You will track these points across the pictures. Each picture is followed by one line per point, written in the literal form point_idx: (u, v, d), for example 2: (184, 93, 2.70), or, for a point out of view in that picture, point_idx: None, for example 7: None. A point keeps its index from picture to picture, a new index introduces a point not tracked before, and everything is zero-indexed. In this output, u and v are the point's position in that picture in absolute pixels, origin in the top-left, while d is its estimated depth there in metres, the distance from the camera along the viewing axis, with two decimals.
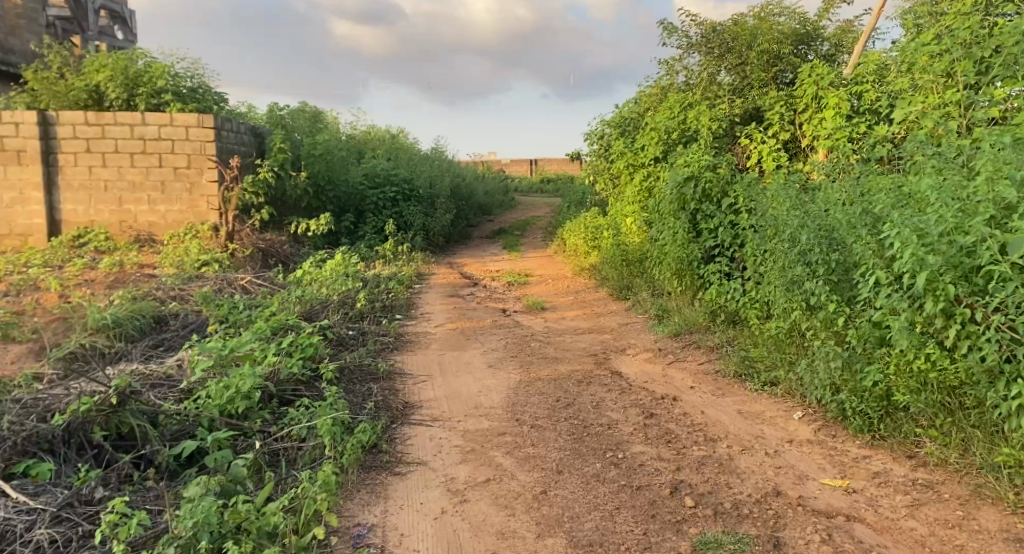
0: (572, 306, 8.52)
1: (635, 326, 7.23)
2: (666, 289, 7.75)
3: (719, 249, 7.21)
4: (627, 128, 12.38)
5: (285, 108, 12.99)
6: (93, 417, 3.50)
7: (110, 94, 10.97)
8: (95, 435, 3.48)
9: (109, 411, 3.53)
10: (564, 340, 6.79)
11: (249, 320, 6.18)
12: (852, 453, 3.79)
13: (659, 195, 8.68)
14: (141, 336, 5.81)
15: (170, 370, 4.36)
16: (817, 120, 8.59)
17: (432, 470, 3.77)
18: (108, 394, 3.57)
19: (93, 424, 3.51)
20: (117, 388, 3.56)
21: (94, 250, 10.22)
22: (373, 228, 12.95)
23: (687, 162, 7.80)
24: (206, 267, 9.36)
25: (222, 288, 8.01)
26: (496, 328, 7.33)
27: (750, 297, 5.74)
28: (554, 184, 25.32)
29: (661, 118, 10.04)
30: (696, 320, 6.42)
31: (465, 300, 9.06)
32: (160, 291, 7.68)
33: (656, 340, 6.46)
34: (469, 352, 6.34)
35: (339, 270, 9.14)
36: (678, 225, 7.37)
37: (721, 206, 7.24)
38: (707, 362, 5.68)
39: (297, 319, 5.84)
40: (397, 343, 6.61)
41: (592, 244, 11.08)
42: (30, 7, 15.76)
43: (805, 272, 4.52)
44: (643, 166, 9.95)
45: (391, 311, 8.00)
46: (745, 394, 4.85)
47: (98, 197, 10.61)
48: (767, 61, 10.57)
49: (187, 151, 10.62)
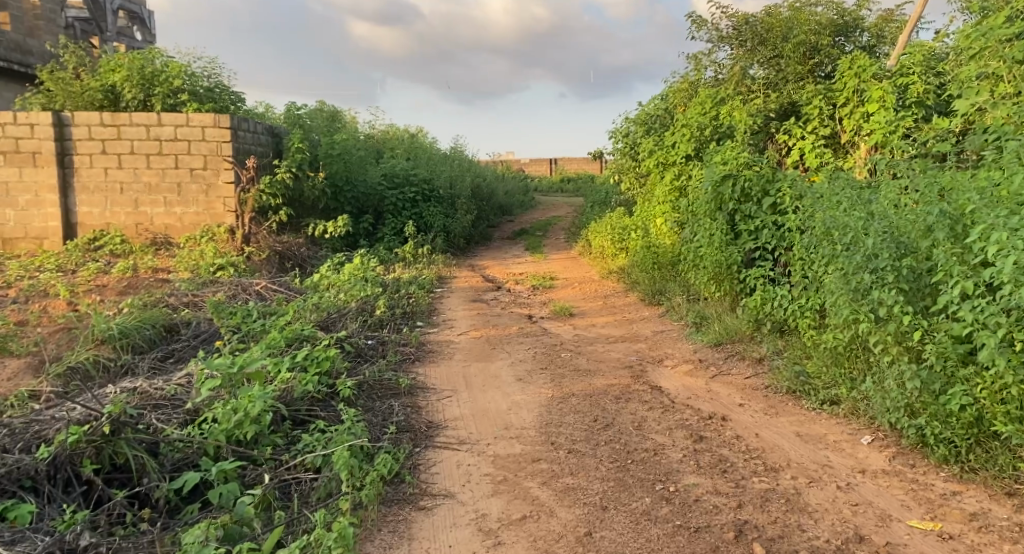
0: (601, 311, 8.10)
1: (670, 334, 6.80)
2: (702, 294, 7.31)
3: (761, 251, 6.77)
4: (655, 125, 11.95)
5: (303, 108, 12.69)
6: (83, 449, 3.17)
7: (126, 95, 10.71)
8: (84, 470, 3.14)
9: (101, 442, 3.20)
10: (596, 349, 6.37)
11: (263, 331, 5.83)
12: (938, 488, 3.41)
13: (692, 194, 8.24)
14: (149, 348, 5.48)
15: (174, 389, 3.99)
16: (861, 115, 8.12)
17: (461, 504, 3.39)
18: (99, 422, 3.24)
19: (83, 457, 3.17)
20: (110, 416, 3.23)
21: (109, 254, 9.95)
22: (392, 229, 12.59)
23: (725, 160, 7.36)
24: (222, 272, 9.05)
25: (236, 293, 7.68)
26: (523, 336, 6.94)
27: (801, 305, 5.31)
28: (575, 184, 24.86)
29: (692, 114, 9.58)
30: (739, 328, 5.99)
31: (488, 305, 8.67)
32: (173, 298, 7.36)
33: (696, 351, 6.03)
34: (495, 364, 5.95)
35: (358, 274, 8.78)
36: (714, 227, 6.95)
37: (762, 205, 6.81)
38: (753, 376, 5.24)
39: (313, 329, 5.49)
40: (419, 353, 6.23)
41: (620, 246, 10.64)
42: (49, 8, 15.58)
43: (872, 279, 4.10)
44: (673, 164, 9.49)
45: (411, 318, 7.62)
46: (802, 413, 4.42)
47: (113, 199, 10.33)
48: (804, 53, 10.09)
49: (203, 152, 10.33)
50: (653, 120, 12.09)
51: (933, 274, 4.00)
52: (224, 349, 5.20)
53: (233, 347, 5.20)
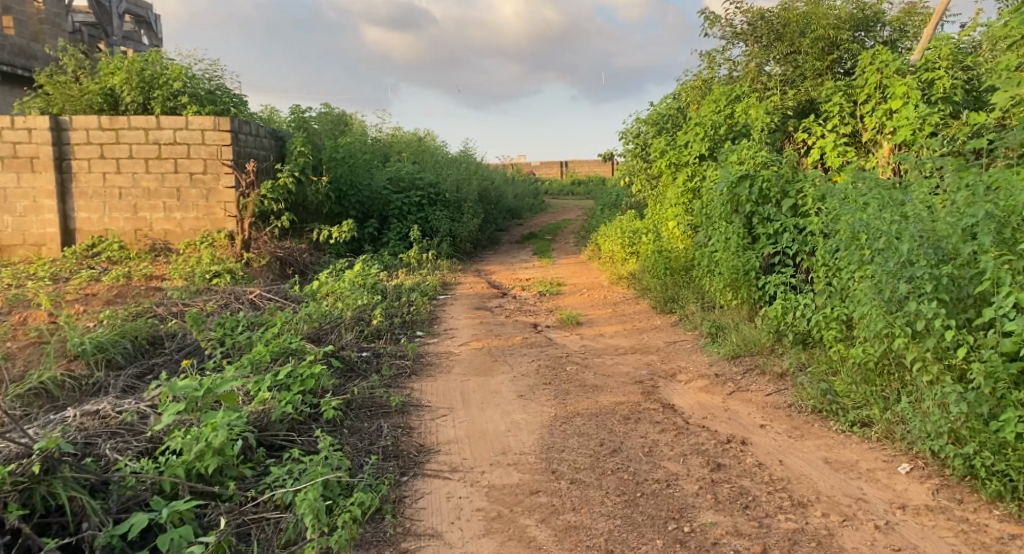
0: (610, 319, 7.71)
1: (684, 344, 6.40)
2: (717, 301, 6.91)
3: (781, 256, 6.36)
4: (665, 125, 11.59)
5: (308, 110, 12.32)
6: (8, 493, 2.82)
7: (126, 98, 10.42)
8: (8, 517, 2.77)
9: (30, 483, 2.86)
10: (605, 362, 5.98)
11: (250, 343, 5.47)
12: (994, 530, 3.03)
13: (706, 196, 7.84)
14: (128, 364, 5.14)
15: (132, 416, 3.63)
16: (883, 112, 7.69)
17: (448, 546, 3.08)
18: (31, 460, 2.92)
19: (8, 501, 2.81)
20: (42, 453, 2.92)
21: (106, 261, 9.65)
22: (397, 234, 12.24)
23: (740, 161, 7.01)
24: (218, 280, 8.73)
25: (228, 302, 7.32)
26: (528, 347, 6.56)
27: (825, 315, 4.91)
28: (586, 187, 24.49)
29: (706, 113, 9.17)
30: (758, 340, 5.60)
31: (493, 313, 8.29)
32: (162, 307, 7.02)
33: (711, 364, 5.64)
34: (496, 378, 5.57)
35: (358, 281, 8.41)
36: (731, 230, 6.57)
37: (781, 207, 6.43)
38: (774, 393, 4.84)
39: (300, 343, 5.14)
40: (416, 367, 5.87)
41: (630, 250, 10.24)
42: (53, 12, 15.35)
43: (908, 289, 3.71)
44: (686, 165, 9.06)
45: (411, 327, 7.26)
46: (830, 436, 4.02)
47: (112, 205, 10.04)
48: (823, 48, 9.69)
49: (203, 156, 10.02)
50: (664, 120, 11.68)
51: (977, 283, 3.61)
52: (206, 370, 4.84)
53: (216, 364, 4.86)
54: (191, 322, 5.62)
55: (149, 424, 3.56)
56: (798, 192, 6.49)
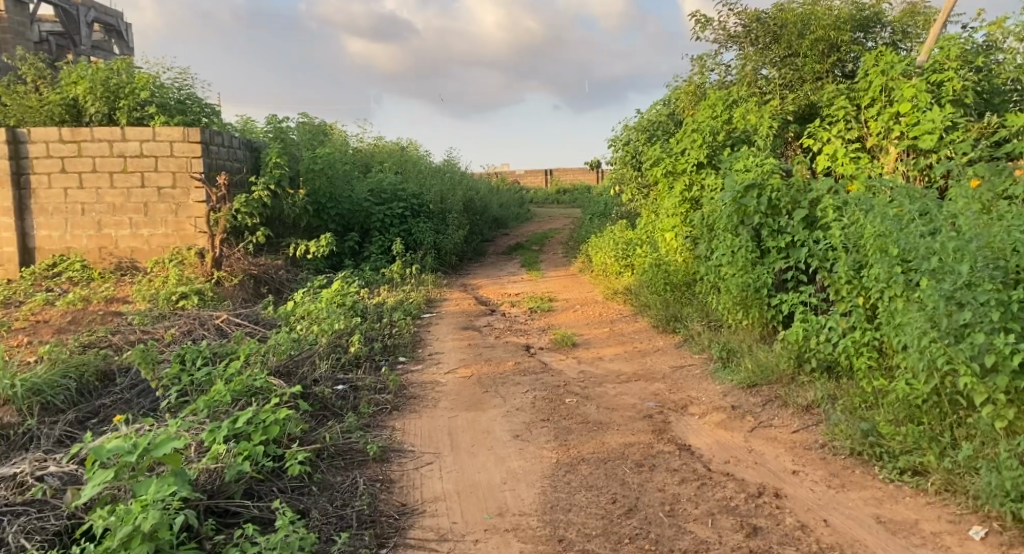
0: (608, 340, 7.14)
1: (693, 369, 5.84)
2: (724, 320, 6.38)
3: (794, 271, 5.90)
4: (656, 132, 11.10)
5: (284, 120, 11.70)
6: None
7: (88, 109, 9.71)
8: None
9: None
10: (607, 392, 5.42)
11: (211, 381, 4.84)
12: None
13: (708, 206, 7.32)
14: (68, 407, 4.64)
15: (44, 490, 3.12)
16: (890, 116, 7.19)
17: None
18: None
19: None
20: None
21: (67, 282, 8.98)
22: (379, 248, 11.62)
23: (745, 169, 6.55)
24: (184, 302, 8.07)
25: (192, 329, 6.67)
26: (521, 375, 5.98)
27: (853, 340, 4.44)
28: (572, 195, 23.94)
29: (704, 117, 8.65)
30: (776, 366, 5.05)
31: (481, 333, 7.70)
32: (118, 335, 6.38)
33: (725, 394, 5.10)
34: (488, 413, 4.99)
35: (336, 301, 7.78)
36: (738, 243, 6.10)
37: (793, 219, 5.97)
38: (803, 430, 4.29)
39: (267, 381, 4.53)
40: (398, 401, 5.27)
41: (625, 263, 9.70)
42: (16, 20, 14.69)
43: (974, 316, 3.29)
44: (683, 174, 8.52)
45: (393, 353, 6.65)
46: (876, 487, 3.49)
47: (75, 221, 9.39)
48: (823, 50, 9.19)
49: (171, 169, 9.38)
50: (655, 126, 11.17)
51: None
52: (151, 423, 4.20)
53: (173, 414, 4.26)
54: (141, 360, 4.96)
55: (64, 500, 3.06)
56: (812, 203, 6.04)
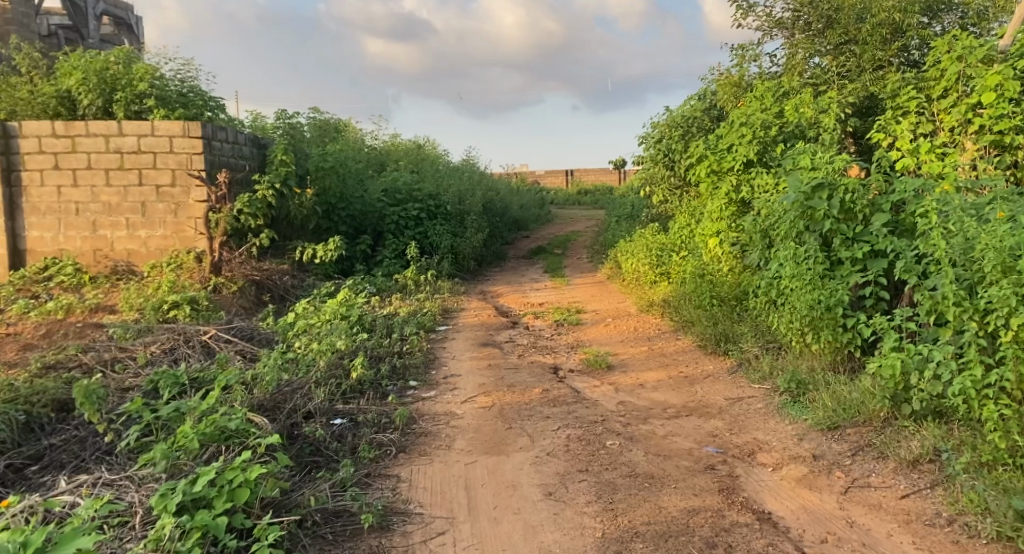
0: (648, 361, 6.25)
1: (754, 403, 4.93)
2: (787, 342, 5.48)
3: (872, 287, 5.01)
4: (692, 129, 10.18)
5: (295, 116, 10.89)
6: None
7: (82, 101, 8.80)
8: None
9: None
10: (656, 431, 4.53)
11: (179, 418, 3.91)
12: None
13: (762, 208, 6.42)
14: (13, 456, 3.85)
15: None
16: (967, 107, 6.24)
17: None
18: None
19: None
20: None
21: (56, 288, 8.23)
22: (393, 251, 10.78)
23: (811, 168, 5.71)
24: (176, 312, 7.26)
25: (174, 347, 5.82)
26: (551, 406, 5.11)
27: (973, 380, 3.58)
28: (594, 196, 23.03)
29: (752, 111, 7.80)
30: (863, 406, 4.18)
31: (503, 351, 6.84)
32: (91, 354, 5.57)
33: (800, 438, 4.21)
34: (513, 458, 4.14)
35: (342, 312, 6.94)
36: (806, 251, 5.25)
37: (873, 226, 5.12)
38: (914, 496, 3.41)
39: (245, 424, 3.67)
40: (406, 441, 4.41)
41: (659, 272, 8.79)
42: (21, 11, 14.00)
43: None
44: (729, 173, 7.62)
45: (402, 377, 5.78)
46: None
47: (67, 221, 8.63)
48: (885, 35, 8.23)
49: (171, 166, 8.58)
50: (689, 123, 10.24)
51: None
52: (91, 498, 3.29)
53: (133, 472, 3.44)
54: (83, 396, 3.86)
55: None
56: (893, 209, 5.20)
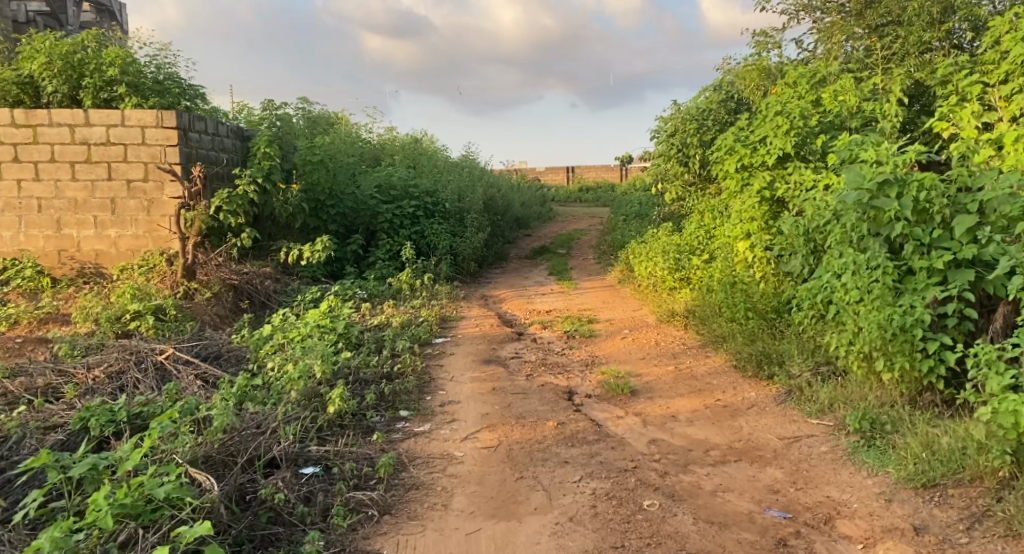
0: (678, 385, 5.35)
1: (818, 446, 4.05)
2: (848, 367, 4.61)
3: (955, 305, 4.12)
4: (712, 119, 9.27)
5: (280, 105, 9.94)
6: None
7: (45, 88, 7.72)
8: None
9: None
10: (706, 484, 3.65)
11: (96, 478, 3.02)
12: None
13: (807, 208, 5.52)
14: None
15: None
16: None
17: None
18: None
19: None
20: None
21: (12, 294, 7.31)
22: (386, 252, 9.86)
23: (873, 162, 4.83)
24: (138, 323, 6.36)
25: (123, 371, 4.90)
26: (570, 446, 4.21)
27: None
28: (594, 193, 22.21)
29: (787, 99, 6.91)
30: (967, 461, 3.33)
31: (508, 370, 5.94)
32: (20, 381, 4.65)
33: (890, 500, 3.36)
34: (529, 526, 3.28)
35: (324, 324, 6.03)
36: (871, 261, 4.37)
37: (954, 230, 4.23)
38: None
39: (176, 492, 2.86)
40: (392, 498, 3.54)
41: (680, 277, 7.90)
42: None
43: None
44: (762, 168, 6.71)
45: (391, 406, 4.89)
46: None
47: (28, 219, 7.69)
48: (933, 15, 7.36)
49: (143, 160, 7.63)
50: (704, 114, 9.28)
51: None
52: None
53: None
54: None
55: None
56: (979, 209, 4.30)
